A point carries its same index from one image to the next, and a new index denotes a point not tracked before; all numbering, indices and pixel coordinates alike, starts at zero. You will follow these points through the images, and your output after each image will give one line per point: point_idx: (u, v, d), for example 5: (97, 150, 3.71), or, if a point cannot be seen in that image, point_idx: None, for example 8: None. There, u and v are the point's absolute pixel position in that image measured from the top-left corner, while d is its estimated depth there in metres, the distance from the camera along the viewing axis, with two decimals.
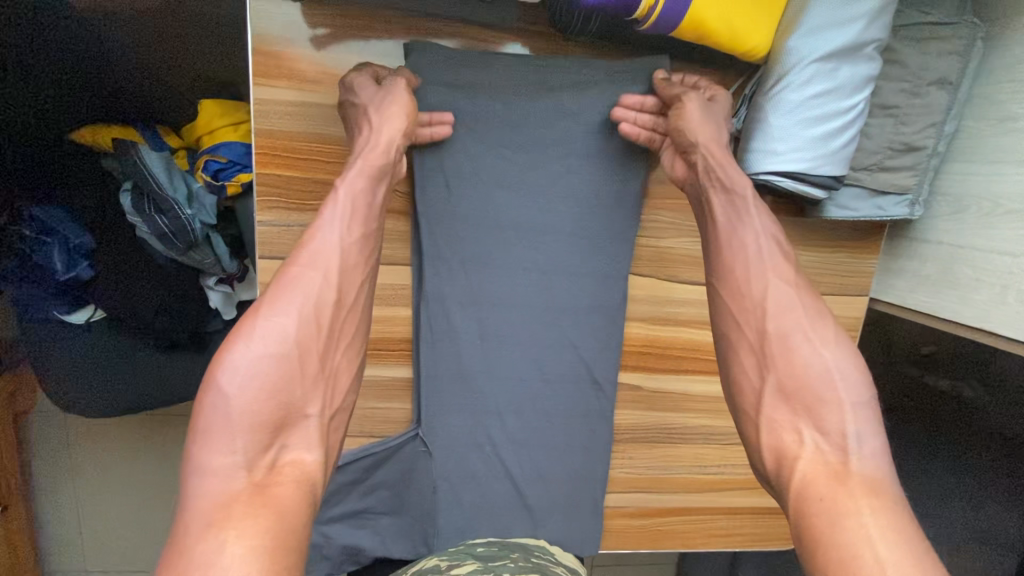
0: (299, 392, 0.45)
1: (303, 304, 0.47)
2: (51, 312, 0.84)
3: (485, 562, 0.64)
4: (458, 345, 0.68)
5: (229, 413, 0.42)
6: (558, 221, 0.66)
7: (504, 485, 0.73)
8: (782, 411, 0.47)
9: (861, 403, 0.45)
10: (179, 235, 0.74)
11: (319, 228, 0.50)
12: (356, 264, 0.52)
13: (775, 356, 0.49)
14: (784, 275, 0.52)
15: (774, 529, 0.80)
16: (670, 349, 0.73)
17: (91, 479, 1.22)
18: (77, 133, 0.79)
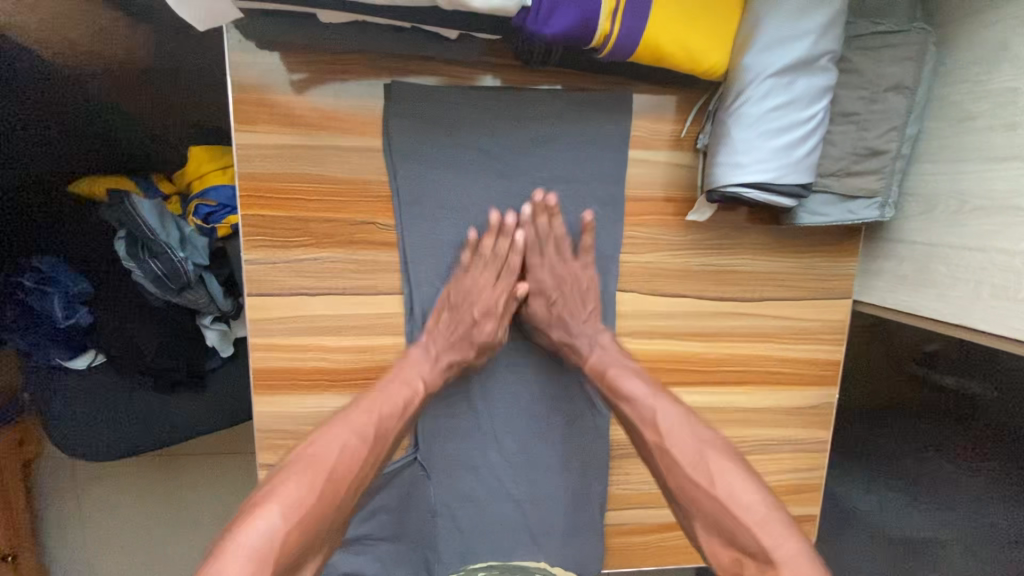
0: (319, 535, 0.50)
1: (341, 450, 0.54)
2: (53, 359, 0.87)
3: None
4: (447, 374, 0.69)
5: (264, 536, 0.45)
6: (542, 245, 0.68)
7: (500, 509, 0.73)
8: (720, 545, 0.52)
9: (766, 509, 0.51)
10: (173, 278, 0.76)
11: (379, 393, 0.61)
12: (393, 422, 0.60)
13: (693, 486, 0.55)
14: (669, 413, 0.61)
15: None
16: (658, 364, 0.72)
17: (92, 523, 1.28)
18: (74, 185, 0.82)
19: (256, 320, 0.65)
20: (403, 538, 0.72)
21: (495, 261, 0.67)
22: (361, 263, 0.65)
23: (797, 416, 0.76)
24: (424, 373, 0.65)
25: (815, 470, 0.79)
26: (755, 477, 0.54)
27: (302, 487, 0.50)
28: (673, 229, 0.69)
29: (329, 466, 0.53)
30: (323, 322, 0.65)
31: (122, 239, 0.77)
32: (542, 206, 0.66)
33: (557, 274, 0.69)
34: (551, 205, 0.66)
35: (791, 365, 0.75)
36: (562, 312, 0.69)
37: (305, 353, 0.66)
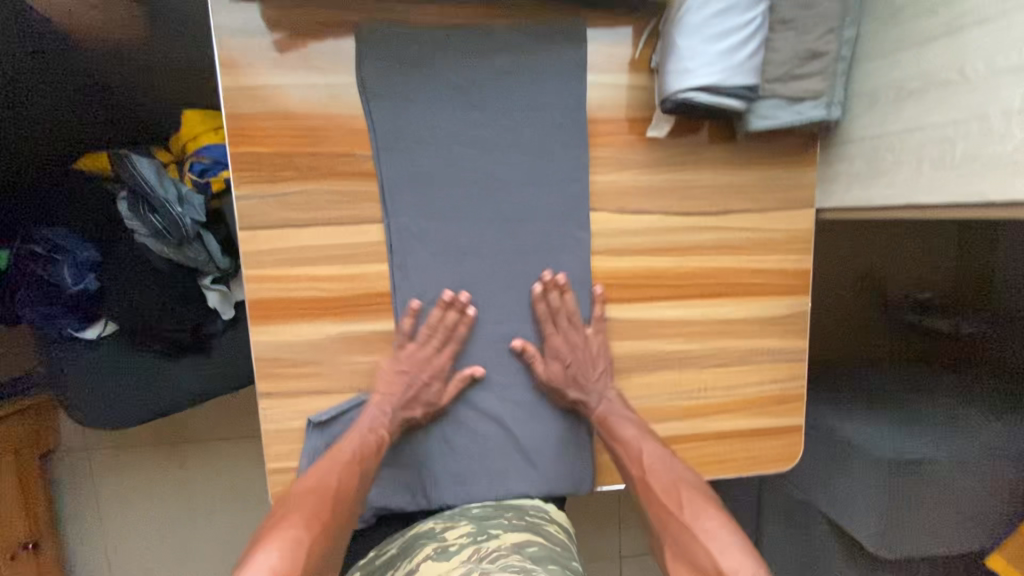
0: (325, 554, 0.61)
1: (334, 476, 0.67)
2: (65, 328, 0.93)
3: (479, 523, 0.70)
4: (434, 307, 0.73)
5: (280, 553, 0.57)
6: (512, 170, 0.72)
7: (492, 433, 0.76)
8: (683, 567, 0.64)
9: (734, 541, 0.64)
10: (172, 231, 0.81)
11: (346, 439, 0.71)
12: (369, 460, 0.70)
13: (668, 514, 0.68)
14: (656, 451, 0.73)
15: (765, 451, 0.82)
16: (633, 279, 0.76)
17: (118, 494, 1.44)
18: (80, 163, 0.89)
19: (250, 253, 0.69)
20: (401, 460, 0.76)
21: (443, 331, 0.73)
22: (344, 194, 0.69)
23: (772, 327, 0.79)
24: (385, 423, 0.73)
25: (794, 379, 0.81)
26: (726, 518, 0.67)
27: (305, 510, 0.63)
28: (636, 147, 0.73)
29: (331, 492, 0.65)
30: (312, 252, 0.70)
31: (125, 200, 0.83)
32: (552, 283, 0.74)
33: (570, 339, 0.75)
34: (561, 282, 0.74)
35: (762, 276, 0.78)
36: (581, 369, 0.75)
37: (296, 282, 0.70)
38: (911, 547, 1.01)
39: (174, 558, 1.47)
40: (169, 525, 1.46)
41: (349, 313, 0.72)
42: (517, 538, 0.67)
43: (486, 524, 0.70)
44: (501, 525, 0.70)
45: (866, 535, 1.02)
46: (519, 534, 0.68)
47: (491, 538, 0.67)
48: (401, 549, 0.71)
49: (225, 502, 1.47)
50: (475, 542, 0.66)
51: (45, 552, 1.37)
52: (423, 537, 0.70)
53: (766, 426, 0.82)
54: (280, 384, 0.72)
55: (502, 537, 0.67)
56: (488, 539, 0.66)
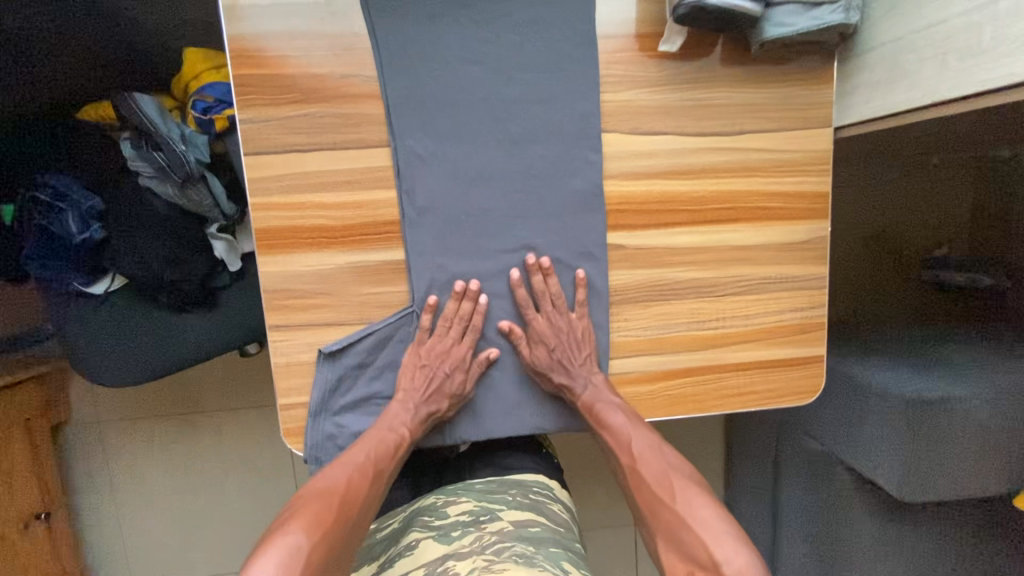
0: (336, 559, 0.59)
1: (345, 479, 0.66)
2: (72, 284, 0.93)
3: (482, 500, 0.78)
4: (448, 237, 0.71)
5: (291, 549, 0.56)
6: (520, 92, 0.70)
7: (508, 376, 0.77)
8: (677, 560, 0.62)
9: (725, 528, 0.62)
10: (174, 168, 0.79)
11: (363, 441, 0.70)
12: (386, 462, 0.69)
13: (658, 502, 0.68)
14: (645, 440, 0.72)
15: (786, 384, 0.80)
16: (647, 204, 0.74)
17: (130, 466, 1.45)
18: (83, 113, 0.89)
19: (255, 180, 0.68)
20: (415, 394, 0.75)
21: (461, 322, 0.73)
22: (349, 116, 0.68)
23: (791, 253, 0.77)
24: (406, 421, 0.72)
25: (815, 308, 0.79)
26: (717, 505, 0.65)
27: (312, 512, 0.61)
28: (648, 66, 0.71)
29: (342, 495, 0.65)
30: (318, 178, 0.68)
31: (128, 140, 0.81)
32: (537, 266, 0.73)
33: (554, 323, 0.74)
34: (545, 266, 0.73)
35: (779, 199, 0.76)
36: (568, 359, 0.74)
37: (302, 209, 0.69)
38: (935, 491, 0.98)
39: (189, 529, 1.48)
40: (184, 496, 1.47)
41: (358, 242, 0.70)
42: (521, 517, 0.74)
43: (489, 500, 0.78)
44: (506, 501, 0.78)
45: (881, 477, 1.01)
46: (521, 512, 0.75)
47: (495, 516, 0.74)
48: (403, 522, 0.78)
49: (238, 475, 1.47)
50: (475, 522, 0.72)
51: (58, 524, 1.37)
52: (426, 511, 0.78)
53: (787, 356, 0.79)
54: (289, 316, 0.71)
55: (504, 516, 0.74)
56: (488, 520, 0.73)
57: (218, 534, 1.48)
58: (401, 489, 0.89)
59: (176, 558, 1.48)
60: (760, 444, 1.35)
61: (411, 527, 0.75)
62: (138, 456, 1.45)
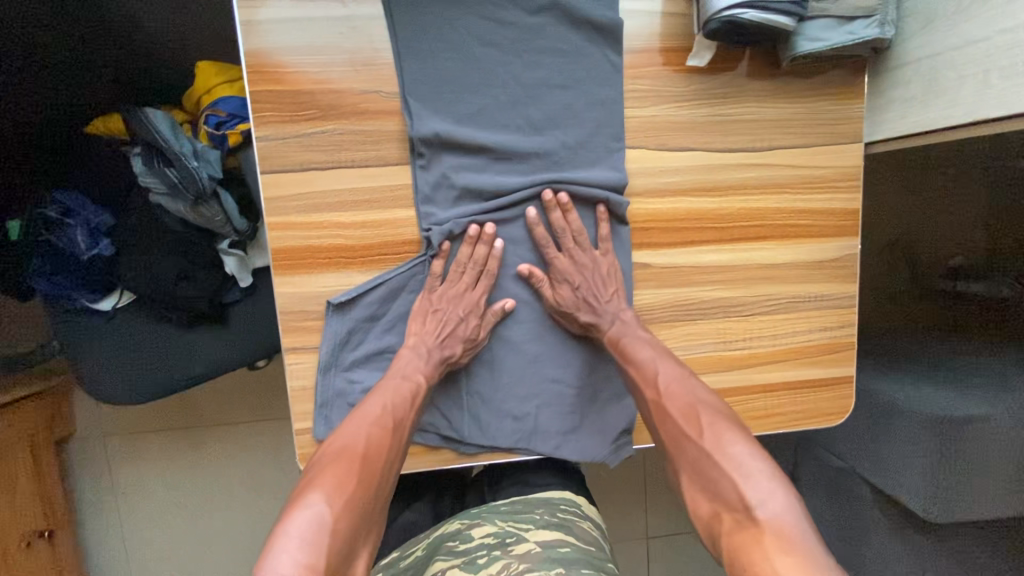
0: (363, 526, 0.56)
1: (365, 434, 0.62)
2: (79, 301, 0.92)
3: (508, 522, 0.74)
4: (464, 206, 0.68)
5: (316, 521, 0.52)
6: (547, 103, 0.67)
7: (529, 321, 0.73)
8: (702, 498, 0.58)
9: (760, 466, 0.56)
10: (187, 185, 0.77)
11: (376, 391, 0.66)
12: (403, 413, 0.66)
13: (684, 436, 0.62)
14: (671, 372, 0.67)
15: (815, 404, 0.78)
16: (673, 221, 0.72)
17: (133, 481, 1.42)
18: (91, 126, 0.87)
19: (272, 199, 0.66)
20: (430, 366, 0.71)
21: (475, 266, 0.70)
22: (369, 134, 0.66)
23: (820, 272, 0.75)
24: (422, 368, 0.69)
25: (846, 327, 0.76)
26: (752, 441, 0.59)
27: (332, 474, 0.57)
28: (675, 80, 0.69)
29: (364, 455, 0.60)
30: (337, 197, 0.66)
31: (139, 155, 0.80)
32: (555, 203, 0.69)
33: (578, 261, 0.71)
34: (564, 201, 0.69)
35: (809, 217, 0.74)
36: (593, 299, 0.71)
37: (321, 229, 0.67)
38: (963, 512, 0.95)
39: (194, 546, 1.45)
40: (190, 512, 1.44)
41: (377, 262, 0.68)
42: (549, 538, 0.70)
43: (516, 522, 0.74)
44: (533, 520, 0.74)
45: (908, 496, 0.98)
46: (550, 532, 0.71)
47: (522, 538, 0.70)
48: (427, 549, 0.75)
49: (246, 490, 1.45)
50: (500, 546, 0.69)
51: (61, 542, 1.34)
52: (449, 537, 0.74)
53: (816, 377, 0.77)
54: (306, 338, 0.69)
55: (531, 537, 0.70)
56: (513, 543, 0.69)
57: (225, 551, 1.46)
58: (417, 510, 0.87)
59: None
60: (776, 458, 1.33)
61: (435, 557, 0.72)
62: (143, 471, 1.42)
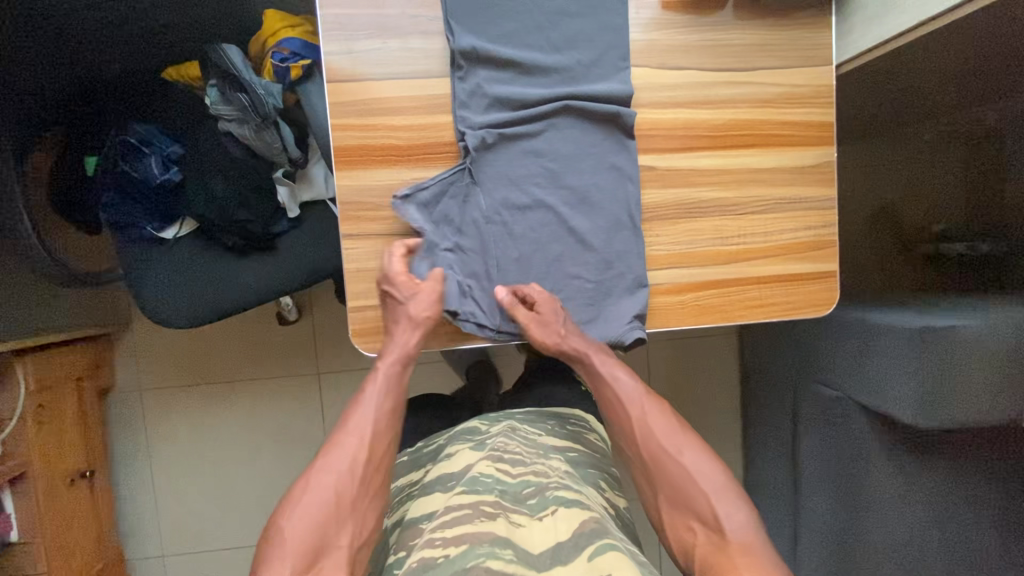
0: (334, 531, 0.64)
1: (343, 454, 0.69)
2: (147, 229, 1.03)
3: (524, 421, 0.91)
4: (495, 113, 0.80)
5: (287, 539, 0.63)
6: (565, 29, 0.81)
7: (550, 228, 0.83)
8: (679, 519, 0.70)
9: (726, 486, 0.69)
10: (256, 109, 0.92)
11: (363, 400, 0.74)
12: (387, 423, 0.74)
13: (665, 462, 0.73)
14: (649, 404, 0.79)
15: (803, 297, 0.88)
16: (673, 130, 0.84)
17: (167, 432, 1.50)
18: (167, 74, 1.01)
19: (335, 104, 0.78)
20: (467, 260, 0.82)
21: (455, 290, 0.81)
22: (417, 51, 0.79)
23: (801, 176, 0.87)
24: (401, 358, 0.77)
25: (828, 226, 0.88)
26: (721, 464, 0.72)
27: (310, 489, 0.67)
28: (673, 10, 0.82)
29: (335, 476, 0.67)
30: (389, 104, 0.79)
31: (215, 85, 0.94)
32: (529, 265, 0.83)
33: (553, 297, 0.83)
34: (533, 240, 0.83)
35: (790, 127, 0.86)
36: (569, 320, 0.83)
37: (375, 130, 0.79)
38: (949, 416, 1.04)
39: (221, 496, 1.52)
40: (220, 464, 1.52)
41: (422, 160, 0.80)
42: (562, 444, 0.88)
43: (532, 424, 0.91)
44: (549, 428, 0.91)
45: (897, 408, 1.06)
46: (562, 441, 0.88)
47: (537, 433, 0.88)
48: (447, 438, 0.88)
49: (273, 440, 1.52)
50: (507, 435, 0.83)
51: (99, 485, 1.41)
52: (469, 428, 0.88)
53: (803, 271, 0.88)
54: (359, 226, 0.80)
55: (547, 438, 0.87)
56: (520, 435, 0.84)
57: (251, 502, 1.52)
58: None
59: (207, 527, 1.52)
60: (780, 398, 1.41)
61: (454, 439, 0.85)
62: (177, 422, 1.51)
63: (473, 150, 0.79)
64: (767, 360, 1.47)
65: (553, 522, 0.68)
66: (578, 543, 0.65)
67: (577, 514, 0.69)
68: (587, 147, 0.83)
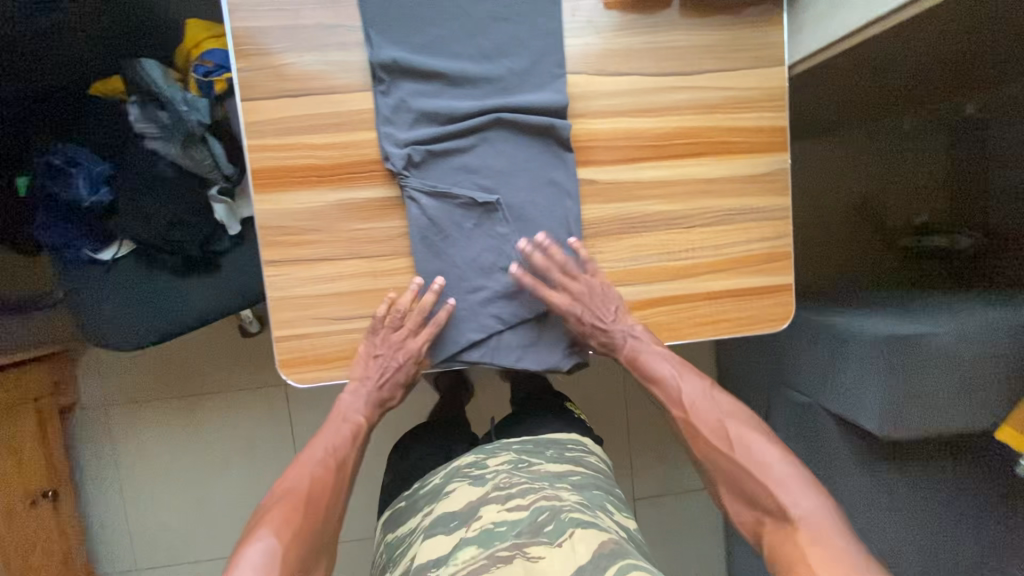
0: (307, 546, 0.66)
1: (313, 472, 0.74)
2: (82, 251, 0.98)
3: (518, 453, 0.92)
4: (422, 128, 0.76)
5: (265, 550, 0.63)
6: (493, 34, 0.75)
7: (489, 245, 0.78)
8: (743, 504, 0.71)
9: (786, 468, 0.69)
10: (177, 127, 0.90)
11: (323, 436, 0.79)
12: (348, 454, 0.79)
13: (723, 451, 0.74)
14: (697, 391, 0.80)
15: (758, 312, 0.84)
16: (614, 140, 0.79)
17: (130, 449, 1.47)
18: (93, 88, 0.97)
19: (251, 124, 0.74)
20: (401, 285, 0.79)
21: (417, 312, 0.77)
22: (335, 64, 0.74)
23: (754, 186, 0.82)
24: (360, 408, 0.82)
25: (782, 237, 0.83)
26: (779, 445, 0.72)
27: (276, 517, 0.67)
28: (610, 11, 0.77)
29: (307, 492, 0.71)
30: (308, 122, 0.74)
31: (136, 103, 0.90)
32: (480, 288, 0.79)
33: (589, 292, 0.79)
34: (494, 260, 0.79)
35: (741, 135, 0.81)
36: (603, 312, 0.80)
37: (294, 150, 0.74)
38: (918, 426, 1.00)
39: (191, 512, 1.49)
40: (188, 482, 1.49)
41: (345, 180, 0.76)
42: (562, 468, 0.89)
43: (525, 454, 0.92)
44: (545, 456, 0.92)
45: (865, 419, 1.03)
46: (561, 464, 0.90)
47: (536, 463, 0.89)
48: (443, 477, 0.90)
49: (241, 454, 1.49)
50: (509, 470, 0.86)
51: (63, 505, 1.39)
52: (464, 466, 0.90)
53: (756, 285, 0.83)
54: (282, 252, 0.76)
55: (545, 465, 0.89)
56: (520, 469, 0.86)
57: (222, 516, 1.50)
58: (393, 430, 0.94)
59: (179, 544, 1.50)
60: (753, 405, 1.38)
61: (453, 478, 0.87)
62: (141, 439, 1.47)
63: (401, 169, 0.75)
64: (739, 364, 1.43)
65: (570, 543, 0.70)
66: (598, 563, 0.67)
67: (593, 537, 0.71)
68: (523, 163, 0.78)
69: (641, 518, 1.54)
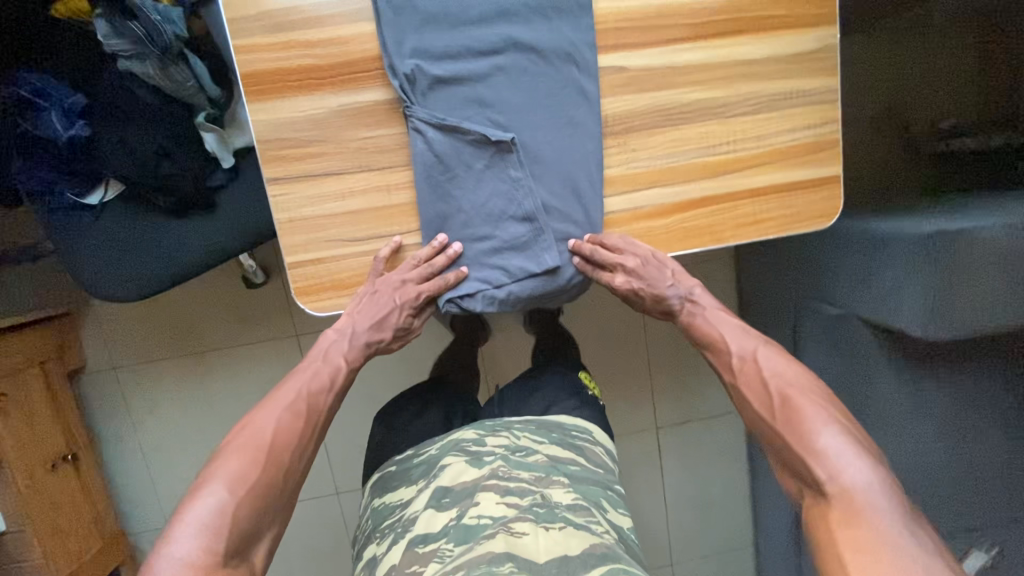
0: (270, 502, 0.62)
1: (280, 420, 0.68)
2: (68, 196, 0.89)
3: (515, 439, 0.86)
4: (429, 33, 0.67)
5: (221, 504, 0.59)
6: None
7: (501, 193, 0.71)
8: (788, 476, 0.65)
9: (831, 440, 0.62)
10: (155, 39, 0.82)
11: (296, 376, 0.74)
12: (322, 399, 0.73)
13: (764, 415, 0.70)
14: (748, 352, 0.77)
15: (804, 209, 0.78)
16: (647, 20, 0.70)
17: (144, 410, 1.44)
18: (56, 10, 0.85)
19: (235, 22, 0.65)
20: (393, 234, 0.73)
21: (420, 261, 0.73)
22: None
23: (799, 66, 0.74)
24: (344, 352, 0.77)
25: (831, 122, 0.76)
26: (830, 413, 0.65)
27: (235, 463, 0.62)
28: None
29: (272, 442, 0.65)
30: (301, 14, 0.66)
31: (101, 17, 0.81)
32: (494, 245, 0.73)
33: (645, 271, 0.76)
34: (506, 214, 0.72)
35: (785, 8, 0.73)
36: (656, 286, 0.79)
37: (288, 50, 0.66)
38: (965, 325, 0.95)
39: None
40: (207, 439, 1.46)
41: (349, 81, 0.68)
42: (561, 455, 0.85)
43: (522, 439, 0.87)
44: (547, 441, 0.88)
45: (904, 321, 0.98)
46: (562, 450, 0.87)
47: (534, 453, 0.84)
48: (439, 449, 0.86)
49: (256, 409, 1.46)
50: (506, 457, 0.82)
51: (84, 466, 1.38)
52: (464, 439, 0.86)
53: (804, 177, 0.77)
54: (286, 168, 0.69)
55: (545, 450, 0.85)
56: (518, 455, 0.83)
57: None
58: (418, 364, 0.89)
59: None
60: (778, 323, 1.35)
61: (448, 452, 0.84)
62: (154, 401, 1.44)
63: (406, 94, 0.67)
64: (764, 283, 1.38)
65: (561, 537, 0.70)
66: (586, 560, 0.67)
67: (583, 534, 0.71)
68: (545, 71, 0.70)
69: (667, 445, 1.53)
